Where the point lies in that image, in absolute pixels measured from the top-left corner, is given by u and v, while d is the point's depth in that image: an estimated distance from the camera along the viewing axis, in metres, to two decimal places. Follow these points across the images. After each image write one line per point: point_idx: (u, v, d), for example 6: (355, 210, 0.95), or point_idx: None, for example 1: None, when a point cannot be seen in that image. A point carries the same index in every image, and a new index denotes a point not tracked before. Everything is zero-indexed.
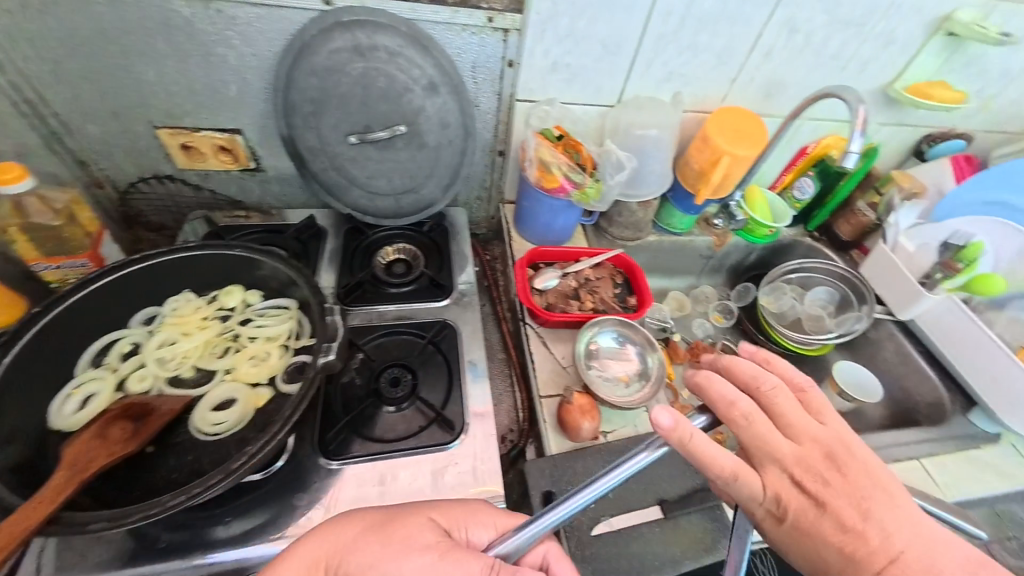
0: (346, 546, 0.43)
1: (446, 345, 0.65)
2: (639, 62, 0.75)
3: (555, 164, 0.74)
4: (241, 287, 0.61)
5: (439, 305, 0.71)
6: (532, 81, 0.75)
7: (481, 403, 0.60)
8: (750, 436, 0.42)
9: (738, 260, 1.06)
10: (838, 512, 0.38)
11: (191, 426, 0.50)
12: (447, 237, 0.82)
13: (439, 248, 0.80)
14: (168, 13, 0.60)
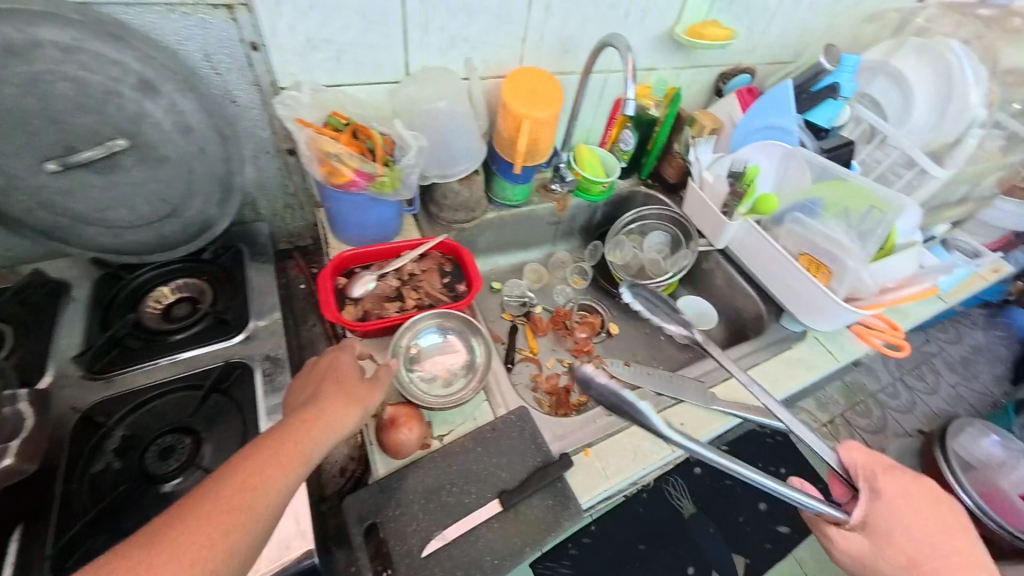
0: (286, 440, 0.44)
1: (237, 392, 0.56)
2: (412, 29, 0.68)
3: (338, 156, 0.63)
4: None
5: (229, 344, 0.61)
6: (291, 65, 0.65)
7: None
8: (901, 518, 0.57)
9: (586, 220, 1.06)
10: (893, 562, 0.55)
11: None
12: (239, 262, 0.71)
13: (232, 279, 0.69)
14: None
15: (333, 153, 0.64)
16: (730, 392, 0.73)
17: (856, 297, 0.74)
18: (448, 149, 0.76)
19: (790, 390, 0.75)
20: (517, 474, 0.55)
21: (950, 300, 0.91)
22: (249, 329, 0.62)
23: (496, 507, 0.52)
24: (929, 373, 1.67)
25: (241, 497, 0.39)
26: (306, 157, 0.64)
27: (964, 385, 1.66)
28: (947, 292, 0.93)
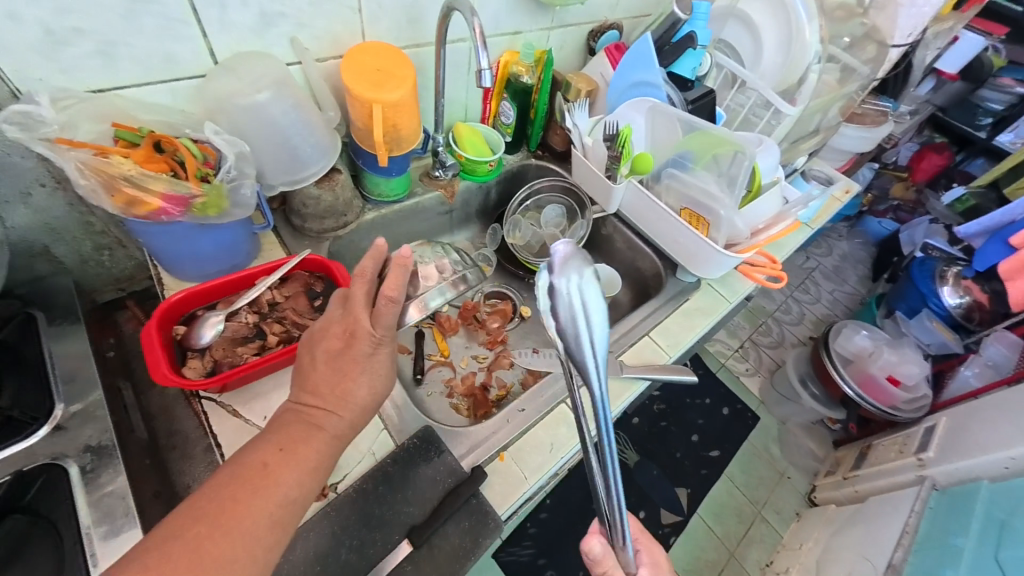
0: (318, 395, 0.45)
1: (51, 502, 0.46)
2: (204, 5, 0.54)
3: (130, 178, 0.49)
4: None
5: (29, 445, 0.48)
6: (36, 66, 0.49)
7: (123, 555, 0.44)
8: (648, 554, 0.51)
9: (482, 203, 1.01)
10: None
11: None
12: (35, 336, 0.56)
13: (24, 359, 0.54)
14: None
15: (122, 176, 0.49)
16: (638, 355, 0.74)
17: (733, 243, 0.78)
18: (290, 150, 0.64)
19: (692, 341, 0.78)
20: (428, 504, 0.49)
21: (816, 225, 1.00)
22: (57, 418, 0.50)
23: (406, 548, 0.46)
24: (811, 286, 1.92)
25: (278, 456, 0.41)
26: (84, 187, 0.49)
27: (838, 290, 1.93)
28: (812, 219, 1.01)
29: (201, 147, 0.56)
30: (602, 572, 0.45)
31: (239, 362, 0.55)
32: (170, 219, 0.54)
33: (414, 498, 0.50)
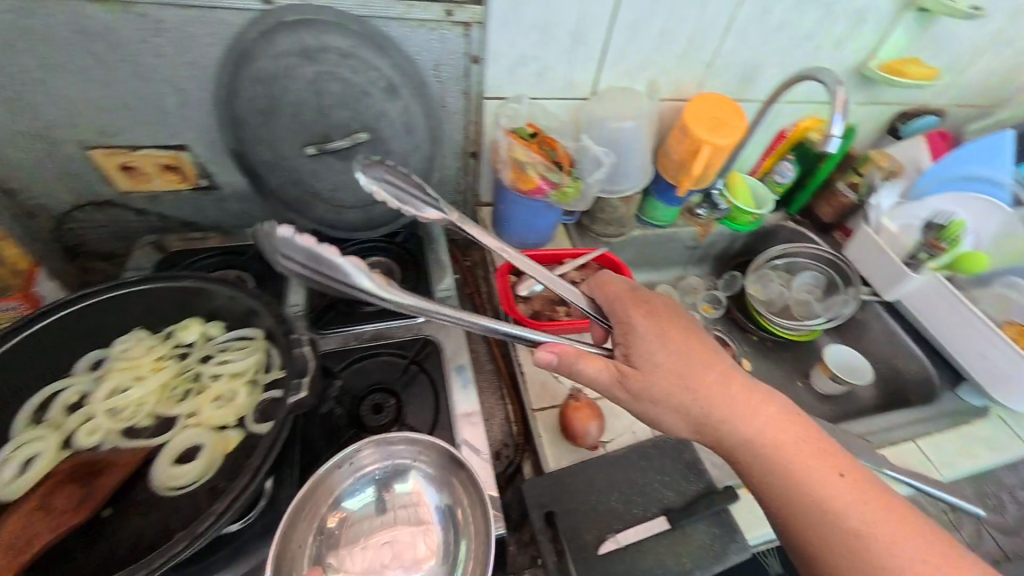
0: None
1: (431, 364, 0.62)
2: (611, 51, 0.72)
3: (530, 164, 0.69)
4: (200, 320, 0.56)
5: (417, 321, 0.67)
6: (501, 78, 0.71)
7: (468, 403, 0.59)
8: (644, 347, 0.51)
9: (724, 249, 1.04)
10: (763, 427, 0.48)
11: (154, 481, 0.45)
12: (422, 249, 0.79)
13: (413, 264, 0.77)
14: (84, 20, 0.54)
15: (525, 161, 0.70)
16: (899, 458, 0.68)
17: None
18: (620, 168, 0.77)
19: (969, 469, 0.69)
20: (684, 495, 0.55)
21: None
22: None
23: (663, 524, 0.53)
24: None
25: None
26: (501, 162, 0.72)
27: None
28: None
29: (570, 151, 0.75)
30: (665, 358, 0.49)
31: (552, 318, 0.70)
32: (537, 198, 0.72)
33: (669, 485, 0.56)
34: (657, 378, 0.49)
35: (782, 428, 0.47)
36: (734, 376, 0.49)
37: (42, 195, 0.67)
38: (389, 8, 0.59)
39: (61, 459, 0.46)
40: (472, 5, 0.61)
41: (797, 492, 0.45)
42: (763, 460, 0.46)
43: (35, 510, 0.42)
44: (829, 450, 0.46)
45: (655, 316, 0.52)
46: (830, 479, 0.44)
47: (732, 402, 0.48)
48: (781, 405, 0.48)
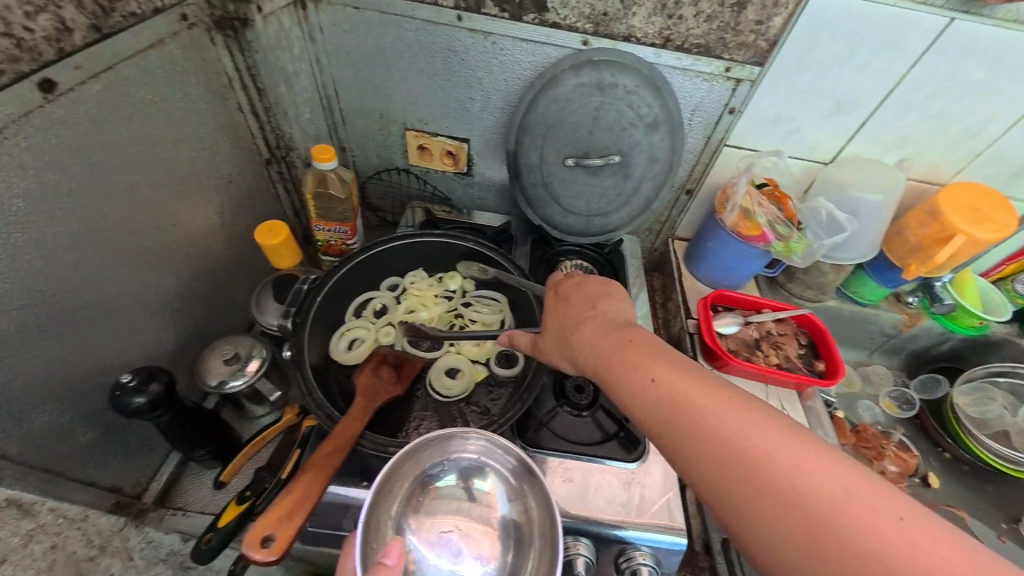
0: None
1: None
2: (871, 123, 0.73)
3: (761, 214, 0.74)
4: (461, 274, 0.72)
5: None
6: (749, 130, 0.76)
7: None
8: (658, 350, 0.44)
9: (926, 347, 0.95)
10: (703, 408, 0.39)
11: (429, 384, 0.62)
12: (622, 262, 0.88)
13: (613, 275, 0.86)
14: (454, 41, 0.71)
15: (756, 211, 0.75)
16: None
17: None
18: (854, 236, 0.78)
19: None
20: None
21: None
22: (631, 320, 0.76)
23: None
24: None
25: None
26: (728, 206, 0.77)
27: None
28: None
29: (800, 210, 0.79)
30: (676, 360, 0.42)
31: (749, 360, 0.73)
32: (756, 245, 0.77)
33: None
34: (555, 335, 0.52)
35: (684, 376, 0.41)
36: (621, 331, 0.47)
37: (359, 155, 0.89)
38: (678, 59, 0.69)
39: (373, 347, 0.64)
40: (751, 66, 0.68)
41: (684, 445, 0.38)
42: (644, 407, 0.41)
43: (372, 375, 0.56)
44: (705, 405, 0.38)
45: (588, 286, 0.54)
46: (659, 396, 0.40)
47: (632, 348, 0.44)
48: (648, 357, 0.43)
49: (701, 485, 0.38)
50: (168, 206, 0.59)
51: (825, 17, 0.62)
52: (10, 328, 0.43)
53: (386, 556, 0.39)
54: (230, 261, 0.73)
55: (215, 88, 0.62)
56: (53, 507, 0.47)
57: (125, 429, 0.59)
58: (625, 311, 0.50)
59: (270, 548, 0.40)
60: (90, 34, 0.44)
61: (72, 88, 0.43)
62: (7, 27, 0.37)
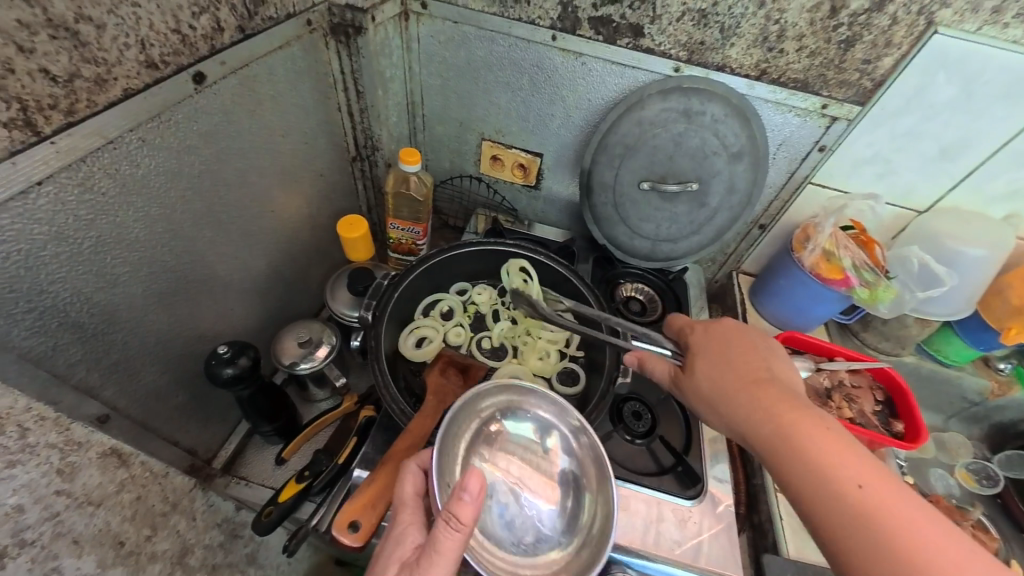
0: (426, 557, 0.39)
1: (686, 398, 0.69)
2: (978, 173, 0.68)
3: (845, 257, 0.71)
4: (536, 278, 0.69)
5: None
6: (838, 170, 0.73)
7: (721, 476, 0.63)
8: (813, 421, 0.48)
9: (1012, 418, 0.88)
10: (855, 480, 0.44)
11: None
12: (685, 290, 0.87)
13: (674, 303, 0.85)
14: (544, 59, 0.73)
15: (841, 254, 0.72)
16: None
17: None
18: (949, 291, 0.73)
19: None
20: None
21: None
22: None
23: None
24: None
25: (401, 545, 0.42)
26: (812, 246, 0.73)
27: None
28: None
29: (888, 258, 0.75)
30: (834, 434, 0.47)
31: (820, 410, 0.69)
32: (837, 288, 0.73)
33: None
34: (710, 383, 0.53)
35: (860, 463, 0.45)
36: (791, 402, 0.50)
37: (434, 159, 0.93)
38: (772, 92, 0.67)
39: (439, 347, 0.68)
40: (850, 104, 0.66)
41: (847, 522, 0.43)
42: (814, 480, 0.45)
43: (439, 377, 0.58)
44: (877, 496, 0.43)
45: (750, 345, 0.55)
46: (841, 479, 0.44)
47: (811, 430, 0.47)
48: (823, 437, 0.47)
49: (837, 550, 0.44)
50: (270, 193, 0.63)
51: (941, 60, 0.59)
52: (137, 292, 0.47)
53: (466, 491, 0.39)
54: (311, 249, 0.77)
55: (322, 89, 0.66)
56: (144, 462, 0.51)
57: (207, 396, 0.63)
58: (787, 382, 0.53)
59: (355, 535, 0.44)
60: (236, 34, 0.48)
61: (215, 81, 0.47)
62: (177, 25, 0.41)
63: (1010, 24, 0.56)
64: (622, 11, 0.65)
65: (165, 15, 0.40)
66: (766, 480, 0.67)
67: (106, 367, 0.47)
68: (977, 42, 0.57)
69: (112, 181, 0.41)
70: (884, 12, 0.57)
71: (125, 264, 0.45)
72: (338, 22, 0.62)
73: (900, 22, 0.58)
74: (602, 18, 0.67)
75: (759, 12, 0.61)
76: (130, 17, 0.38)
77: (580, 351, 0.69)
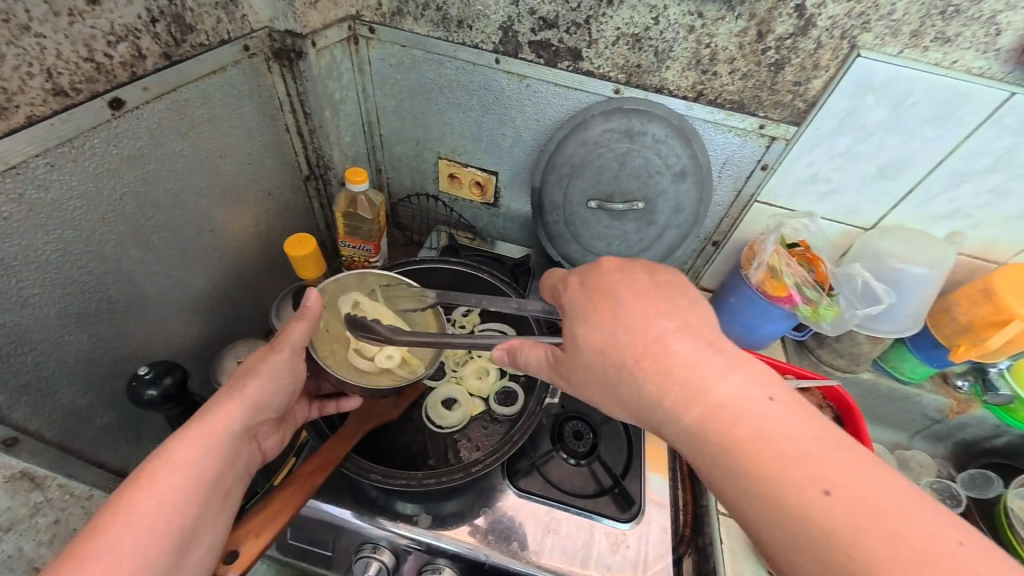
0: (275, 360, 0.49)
1: (629, 417, 0.70)
2: (918, 193, 0.69)
3: (788, 273, 0.72)
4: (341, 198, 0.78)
5: None
6: (781, 188, 0.74)
7: (659, 493, 0.63)
8: (684, 371, 0.40)
9: (977, 436, 0.86)
10: (736, 424, 0.37)
11: (425, 413, 0.64)
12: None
13: None
14: (490, 82, 0.74)
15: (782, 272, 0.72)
16: None
17: None
18: (891, 309, 0.74)
19: None
20: None
21: None
22: None
23: None
24: None
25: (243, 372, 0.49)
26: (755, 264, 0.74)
27: None
28: None
29: (834, 275, 0.75)
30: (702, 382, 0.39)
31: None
32: (783, 305, 0.73)
33: None
34: (588, 366, 0.43)
35: (766, 432, 0.37)
36: (681, 371, 0.39)
37: (394, 178, 0.94)
38: (710, 114, 0.68)
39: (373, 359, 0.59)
40: (787, 125, 0.67)
41: (757, 508, 0.36)
42: (711, 463, 0.38)
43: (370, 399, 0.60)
44: (789, 475, 0.35)
45: (635, 301, 0.43)
46: (744, 461, 0.36)
47: (708, 403, 0.38)
48: (716, 412, 0.38)
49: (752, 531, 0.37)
50: (208, 213, 0.64)
51: (868, 83, 0.60)
52: (50, 315, 0.49)
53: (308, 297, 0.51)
54: (260, 267, 0.77)
55: (265, 111, 0.67)
56: (63, 484, 0.51)
57: (140, 415, 0.64)
58: (680, 339, 0.41)
59: (234, 563, 0.43)
60: (160, 60, 0.50)
61: (138, 106, 0.49)
62: (91, 54, 0.44)
63: (930, 47, 0.57)
64: (560, 35, 0.67)
65: (76, 45, 0.43)
66: (710, 501, 0.66)
67: (16, 389, 0.48)
68: (901, 65, 0.58)
69: (17, 207, 0.43)
70: (809, 36, 0.58)
71: (34, 287, 0.47)
72: (279, 47, 0.64)
73: (824, 46, 0.59)
74: (542, 42, 0.68)
75: (690, 36, 0.62)
76: (34, 48, 0.40)
77: (520, 369, 0.69)
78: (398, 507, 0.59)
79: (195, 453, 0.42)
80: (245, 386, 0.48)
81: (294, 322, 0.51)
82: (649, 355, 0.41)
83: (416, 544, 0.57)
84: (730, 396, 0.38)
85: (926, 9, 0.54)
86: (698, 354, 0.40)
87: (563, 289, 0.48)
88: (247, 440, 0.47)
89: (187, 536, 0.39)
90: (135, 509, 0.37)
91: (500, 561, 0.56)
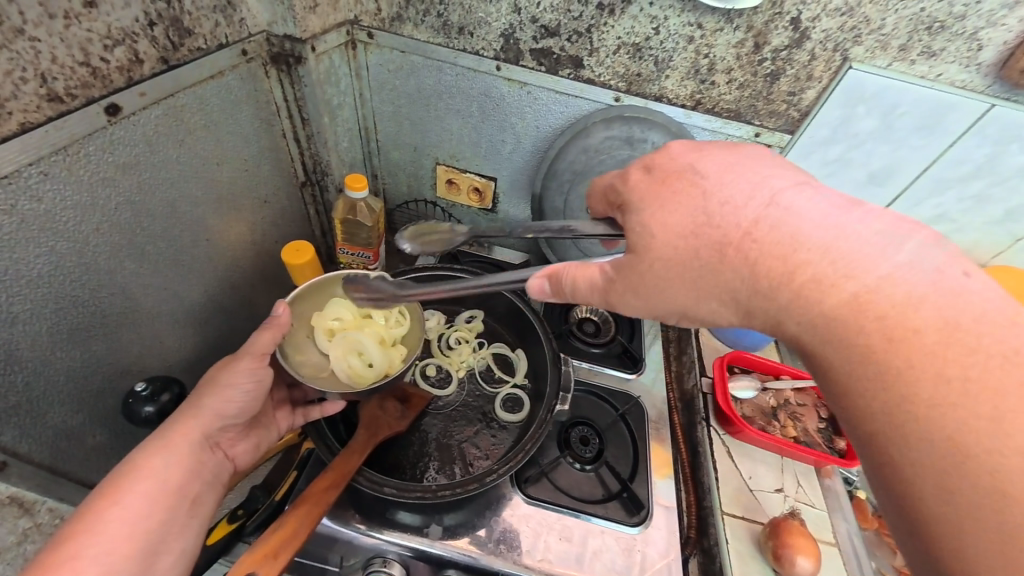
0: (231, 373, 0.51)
1: (634, 421, 0.70)
2: (903, 199, 0.72)
3: None
4: (340, 207, 0.77)
5: (626, 377, 0.75)
6: None
7: (667, 494, 0.64)
8: (795, 235, 0.35)
9: None
10: (897, 318, 0.31)
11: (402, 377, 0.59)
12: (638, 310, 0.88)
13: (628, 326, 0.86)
14: (491, 88, 0.74)
15: None
16: None
17: None
18: None
19: None
20: None
21: None
22: (640, 373, 0.76)
23: None
24: None
25: (206, 386, 0.51)
26: None
27: None
28: None
29: None
30: (781, 226, 0.36)
31: (764, 430, 0.73)
32: None
33: None
34: (673, 260, 0.39)
35: (920, 312, 0.31)
36: (799, 233, 0.35)
37: (390, 183, 0.93)
38: (708, 122, 0.70)
39: (348, 370, 0.58)
40: (782, 133, 0.69)
41: (930, 446, 0.29)
42: (853, 360, 0.33)
43: (378, 408, 0.59)
44: (1018, 424, 0.27)
45: (742, 167, 0.40)
46: (946, 394, 0.29)
47: (895, 302, 0.31)
48: (850, 260, 0.33)
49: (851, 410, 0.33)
50: (205, 222, 0.62)
51: (858, 94, 0.63)
52: (41, 332, 0.46)
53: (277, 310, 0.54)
54: (255, 276, 0.75)
55: (262, 116, 0.66)
56: (53, 508, 0.49)
57: (132, 433, 0.61)
58: (801, 196, 0.36)
59: None
60: (158, 65, 0.49)
61: (133, 112, 0.48)
62: (86, 58, 0.42)
63: (917, 61, 0.59)
64: (562, 43, 0.67)
65: (71, 49, 0.41)
66: (713, 501, 0.67)
67: (5, 411, 0.46)
68: (890, 77, 0.60)
69: (7, 218, 0.41)
70: (804, 49, 0.60)
71: (24, 302, 0.44)
72: (277, 51, 0.63)
73: (818, 58, 0.61)
74: (544, 50, 0.68)
75: (689, 47, 0.63)
76: (28, 51, 0.38)
77: (526, 379, 0.71)
78: (406, 519, 0.58)
79: (157, 465, 0.46)
80: (203, 396, 0.50)
81: (262, 330, 0.53)
82: (765, 214, 0.36)
83: (427, 555, 0.57)
84: (890, 258, 0.33)
85: (914, 24, 0.56)
86: (830, 209, 0.35)
87: (623, 185, 0.44)
88: (208, 449, 0.50)
89: (153, 537, 0.43)
90: (99, 518, 0.41)
91: (514, 571, 0.56)
